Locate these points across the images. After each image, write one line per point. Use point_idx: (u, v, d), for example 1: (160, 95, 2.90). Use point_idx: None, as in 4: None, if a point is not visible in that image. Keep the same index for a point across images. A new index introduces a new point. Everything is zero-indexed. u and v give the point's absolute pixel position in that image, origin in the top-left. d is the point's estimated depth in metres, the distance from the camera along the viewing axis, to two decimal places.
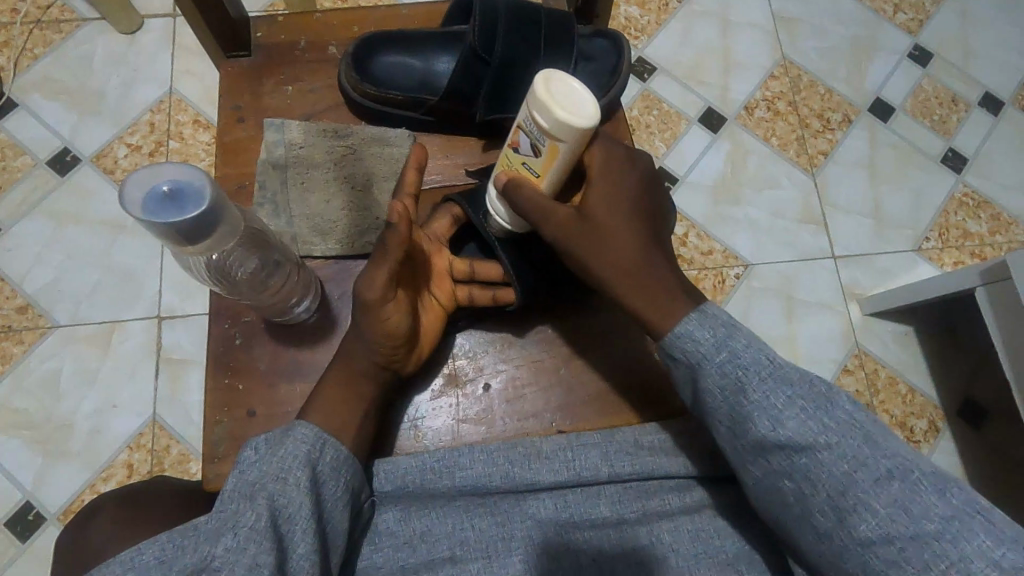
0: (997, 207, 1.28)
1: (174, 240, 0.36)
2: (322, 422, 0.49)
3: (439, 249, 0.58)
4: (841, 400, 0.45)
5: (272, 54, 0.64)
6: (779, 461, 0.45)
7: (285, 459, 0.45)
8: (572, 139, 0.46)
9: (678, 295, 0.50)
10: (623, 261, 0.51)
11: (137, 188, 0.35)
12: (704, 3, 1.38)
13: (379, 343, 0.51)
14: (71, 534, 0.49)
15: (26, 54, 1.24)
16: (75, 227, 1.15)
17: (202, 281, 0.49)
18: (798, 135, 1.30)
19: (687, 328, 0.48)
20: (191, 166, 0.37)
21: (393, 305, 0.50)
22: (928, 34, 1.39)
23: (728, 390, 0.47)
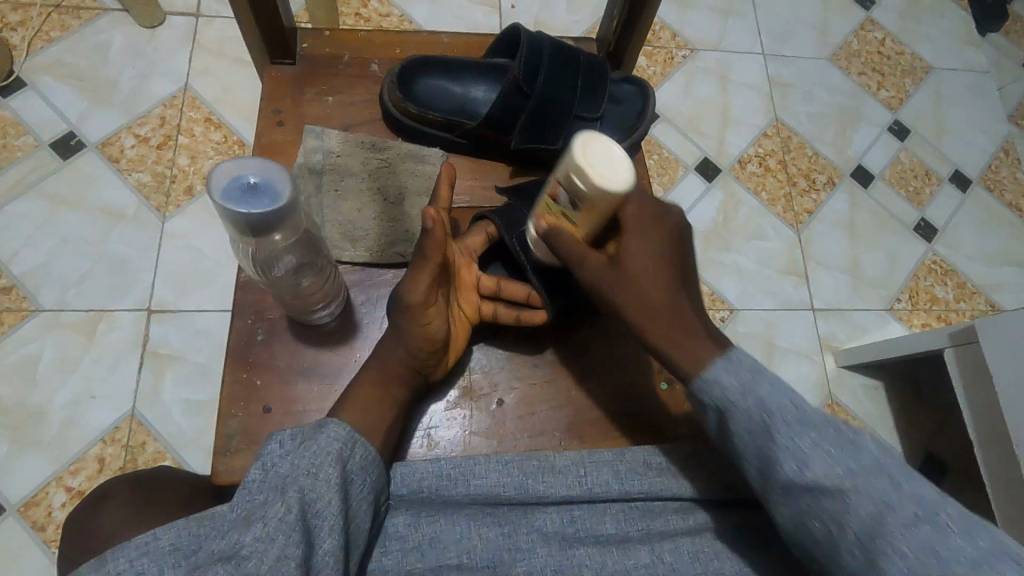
0: (962, 276, 1.37)
1: (244, 229, 0.38)
2: (353, 421, 0.51)
3: (470, 263, 0.61)
4: (865, 444, 0.47)
5: (316, 65, 0.67)
6: (806, 500, 0.46)
7: (317, 455, 0.46)
8: (609, 202, 0.50)
9: (705, 338, 0.53)
10: (652, 308, 0.53)
11: (223, 174, 0.37)
12: (707, 61, 1.46)
13: (417, 344, 0.53)
14: (76, 517, 0.48)
15: (41, 36, 1.23)
16: (72, 212, 1.14)
17: (244, 270, 0.49)
18: (786, 191, 1.38)
19: (715, 375, 0.51)
20: (277, 164, 0.39)
21: (433, 308, 0.53)
22: (906, 111, 1.51)
23: (754, 434, 0.49)
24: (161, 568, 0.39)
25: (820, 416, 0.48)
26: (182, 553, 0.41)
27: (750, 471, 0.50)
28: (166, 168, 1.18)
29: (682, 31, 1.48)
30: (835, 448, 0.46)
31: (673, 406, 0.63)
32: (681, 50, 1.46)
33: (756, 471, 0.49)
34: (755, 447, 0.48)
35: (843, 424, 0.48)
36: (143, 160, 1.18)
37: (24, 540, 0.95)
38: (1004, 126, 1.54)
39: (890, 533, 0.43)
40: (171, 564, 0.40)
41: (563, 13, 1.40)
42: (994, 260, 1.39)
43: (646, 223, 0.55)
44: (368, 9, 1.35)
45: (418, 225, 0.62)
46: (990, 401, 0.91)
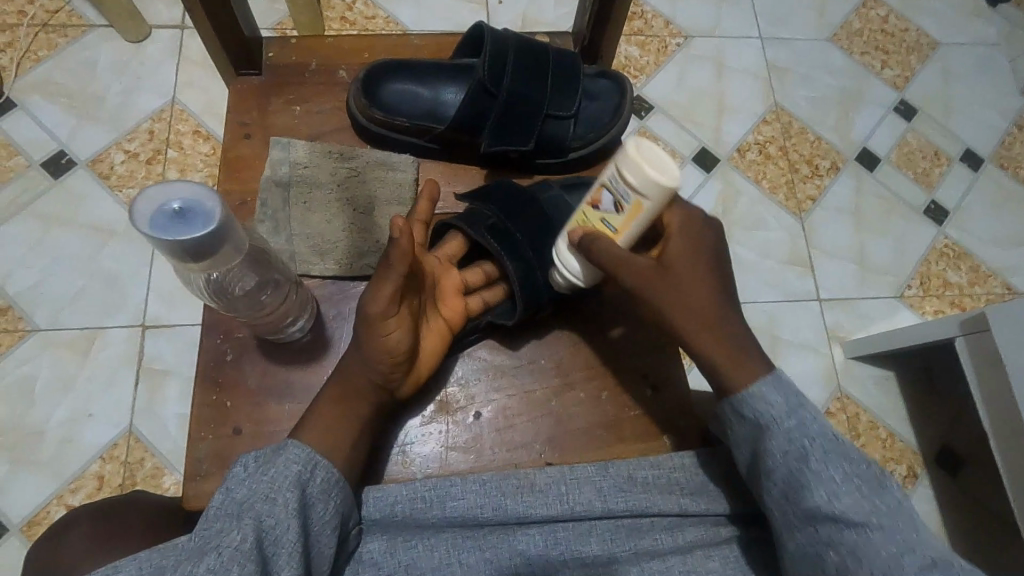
0: (976, 259, 1.32)
1: (176, 253, 0.36)
2: (315, 442, 0.49)
3: (447, 270, 0.59)
4: (893, 486, 0.47)
5: (282, 74, 0.66)
6: (791, 487, 0.48)
7: (275, 479, 0.45)
8: (657, 197, 0.50)
9: (752, 361, 0.52)
10: (700, 313, 0.53)
11: (150, 199, 0.35)
12: (702, 48, 1.42)
13: (380, 361, 0.51)
14: (46, 542, 0.47)
15: (29, 56, 1.24)
16: (64, 230, 1.14)
17: (200, 296, 0.48)
18: (788, 179, 1.34)
19: (763, 391, 0.51)
20: (209, 186, 0.37)
21: (396, 322, 0.50)
22: (912, 90, 1.45)
23: (790, 458, 0.49)
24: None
25: (859, 452, 0.48)
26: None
27: (772, 492, 0.49)
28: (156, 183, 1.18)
29: (675, 19, 1.44)
30: (868, 486, 0.47)
31: (658, 415, 0.61)
32: (675, 38, 1.42)
33: (779, 493, 0.49)
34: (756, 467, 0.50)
35: (879, 470, 0.48)
36: (133, 176, 1.18)
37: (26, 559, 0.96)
38: (1017, 100, 1.48)
39: (907, 575, 0.43)
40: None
41: (552, 6, 1.38)
42: (1010, 242, 1.34)
43: (688, 237, 0.55)
44: (353, 12, 1.33)
45: (388, 235, 0.60)
46: (1004, 393, 0.87)
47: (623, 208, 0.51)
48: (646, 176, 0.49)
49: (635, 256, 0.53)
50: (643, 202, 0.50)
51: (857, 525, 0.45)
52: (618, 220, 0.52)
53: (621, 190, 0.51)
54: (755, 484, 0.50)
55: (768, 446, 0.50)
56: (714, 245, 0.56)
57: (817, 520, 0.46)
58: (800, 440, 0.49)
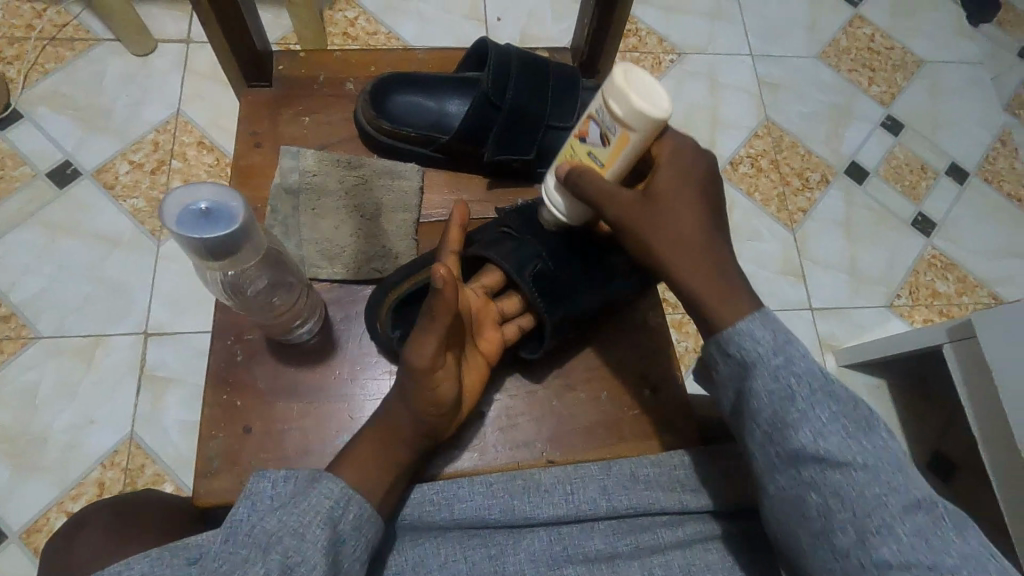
0: (964, 269, 1.35)
1: (190, 249, 0.38)
2: (354, 478, 0.49)
3: (486, 303, 0.60)
4: (879, 428, 0.48)
5: (292, 86, 0.68)
6: (812, 472, 0.47)
7: (306, 512, 0.45)
8: (642, 129, 0.50)
9: (735, 292, 0.53)
10: (682, 243, 0.55)
11: (178, 201, 0.37)
12: (694, 64, 1.47)
13: (429, 407, 0.51)
14: (59, 540, 0.48)
15: (37, 68, 1.26)
16: (69, 239, 1.15)
17: (216, 294, 0.50)
18: (779, 191, 1.37)
19: (747, 328, 0.51)
20: (241, 199, 0.39)
21: (445, 372, 0.51)
22: (899, 106, 1.50)
23: (778, 397, 0.49)
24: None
25: (846, 393, 0.49)
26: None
27: (755, 431, 0.50)
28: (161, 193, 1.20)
29: (669, 36, 1.49)
30: (856, 429, 0.48)
31: (655, 416, 0.62)
32: (669, 55, 1.47)
33: (764, 436, 0.49)
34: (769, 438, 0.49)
35: (863, 406, 0.49)
36: (138, 186, 1.19)
37: (26, 566, 0.96)
38: (1000, 116, 1.52)
39: (892, 517, 0.45)
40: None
41: (549, 23, 1.42)
42: (996, 253, 1.37)
43: (678, 174, 0.56)
44: (356, 28, 1.37)
45: (396, 241, 0.62)
46: (991, 398, 0.89)
47: (608, 141, 0.53)
48: (631, 106, 0.49)
49: (621, 190, 0.55)
50: (629, 134, 0.51)
51: (876, 512, 0.45)
52: (602, 154, 0.54)
53: (608, 121, 0.52)
54: (773, 467, 0.49)
55: (791, 430, 0.48)
56: (704, 178, 0.57)
57: (833, 503, 0.46)
58: (817, 418, 0.48)
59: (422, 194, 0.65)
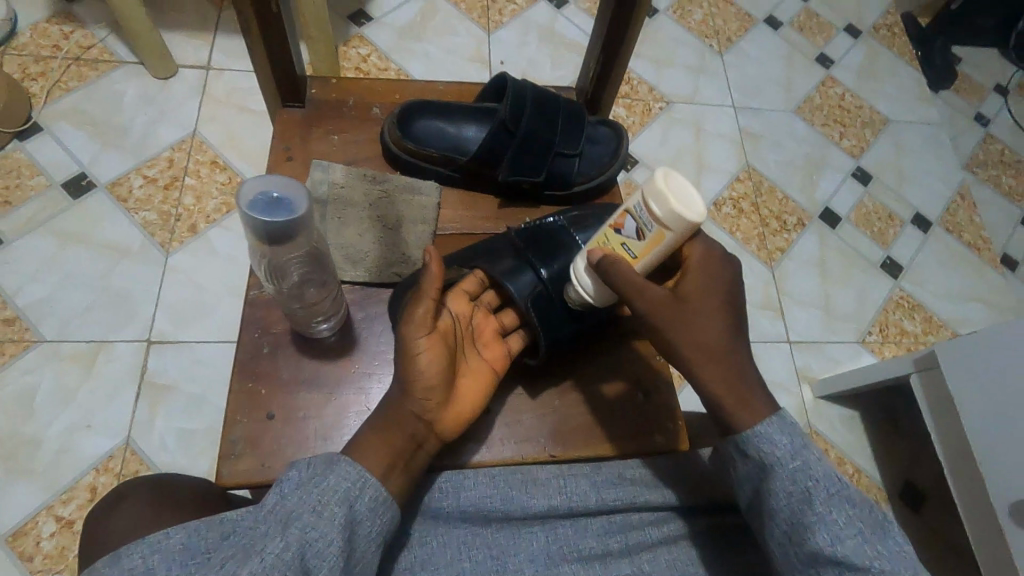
0: (929, 310, 1.44)
1: (250, 229, 0.43)
2: (371, 462, 0.50)
3: (485, 318, 0.65)
4: (896, 533, 0.49)
5: (322, 108, 0.75)
6: (829, 574, 0.47)
7: (323, 493, 0.46)
8: (678, 229, 0.55)
9: (756, 393, 0.56)
10: (708, 345, 0.57)
11: (254, 190, 0.43)
12: (681, 112, 1.58)
13: (416, 385, 0.54)
14: (95, 513, 0.51)
15: (60, 86, 1.32)
16: (78, 248, 1.18)
17: (259, 275, 0.55)
18: (759, 231, 1.46)
19: (765, 429, 0.54)
20: (307, 196, 0.44)
21: (425, 343, 0.55)
22: (868, 158, 1.62)
23: (794, 497, 0.50)
24: (168, 566, 0.43)
25: (862, 498, 0.50)
26: (188, 556, 0.44)
27: (775, 530, 0.51)
28: (173, 207, 1.24)
29: (658, 86, 1.61)
30: (870, 532, 0.48)
31: (647, 416, 0.66)
32: (658, 103, 1.58)
33: (783, 535, 0.50)
34: (789, 510, 0.50)
35: (879, 514, 0.50)
36: (150, 200, 1.24)
37: (10, 571, 0.95)
38: (958, 172, 1.66)
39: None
40: (177, 563, 0.43)
41: (549, 69, 1.53)
42: (958, 297, 1.47)
43: (707, 271, 0.60)
44: (368, 63, 1.46)
45: (415, 249, 0.68)
46: (955, 425, 0.95)
47: (645, 235, 0.57)
48: (670, 208, 0.54)
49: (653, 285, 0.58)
50: (665, 233, 0.56)
51: None
52: (637, 247, 0.58)
53: (646, 219, 0.57)
54: (791, 566, 0.50)
55: (809, 534, 0.49)
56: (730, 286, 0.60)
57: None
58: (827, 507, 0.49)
59: (439, 208, 0.71)
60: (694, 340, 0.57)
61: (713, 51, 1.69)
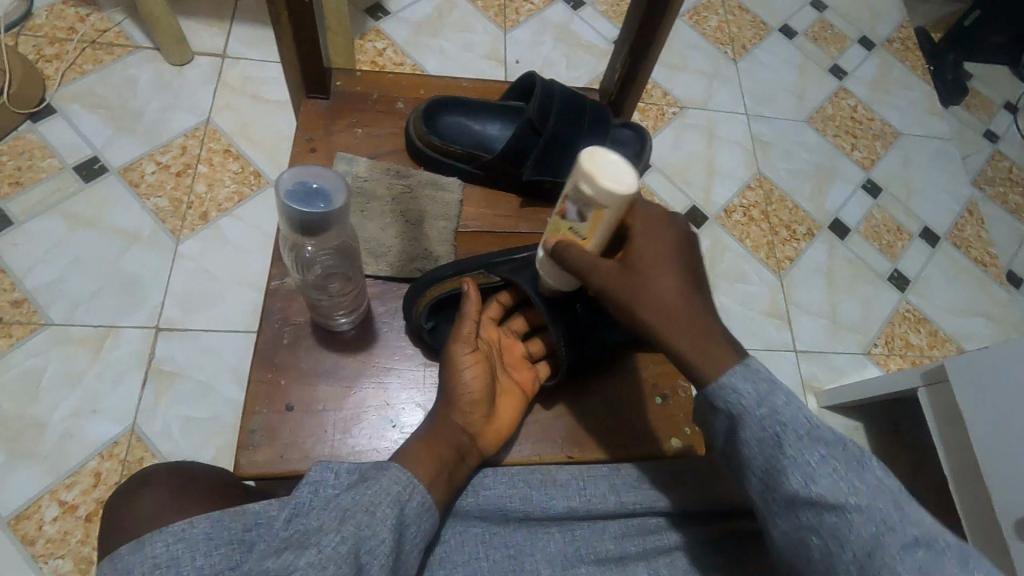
0: (934, 324, 1.45)
1: (285, 218, 0.43)
2: (408, 463, 0.51)
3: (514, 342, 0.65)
4: (872, 465, 0.46)
5: (347, 100, 0.74)
6: (807, 515, 0.46)
7: (377, 494, 0.47)
8: (612, 205, 0.51)
9: (724, 345, 0.51)
10: (667, 309, 0.52)
11: (296, 176, 0.44)
12: (694, 118, 1.58)
13: (462, 398, 0.56)
14: (116, 496, 0.51)
15: (74, 68, 1.31)
16: (89, 231, 1.18)
17: (286, 259, 0.56)
18: (769, 239, 1.47)
19: (731, 383, 0.49)
20: (345, 191, 0.44)
21: (470, 359, 0.57)
22: (878, 171, 1.63)
23: (764, 442, 0.47)
24: (194, 555, 0.44)
25: (833, 433, 0.47)
26: (214, 543, 0.45)
27: (753, 479, 0.49)
28: (184, 194, 1.24)
29: (672, 91, 1.61)
30: (844, 466, 0.45)
31: (664, 420, 0.65)
32: (671, 108, 1.58)
33: (761, 484, 0.48)
34: (762, 455, 0.48)
35: (851, 445, 0.47)
36: (162, 186, 1.23)
37: (12, 554, 0.94)
38: (967, 188, 1.66)
39: (889, 555, 0.42)
40: (204, 552, 0.44)
41: (564, 69, 1.52)
42: (964, 312, 1.48)
43: (656, 229, 0.55)
44: (383, 58, 1.45)
45: (436, 245, 0.67)
46: (963, 439, 0.96)
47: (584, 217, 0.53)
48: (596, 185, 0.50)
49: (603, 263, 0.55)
50: (602, 211, 0.52)
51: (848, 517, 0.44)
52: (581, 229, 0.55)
53: (582, 203, 0.53)
54: (772, 514, 0.48)
55: (784, 479, 0.47)
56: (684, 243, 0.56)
57: (808, 513, 0.45)
58: (790, 435, 0.47)
59: (461, 205, 0.71)
60: (651, 307, 0.53)
61: (727, 57, 1.69)
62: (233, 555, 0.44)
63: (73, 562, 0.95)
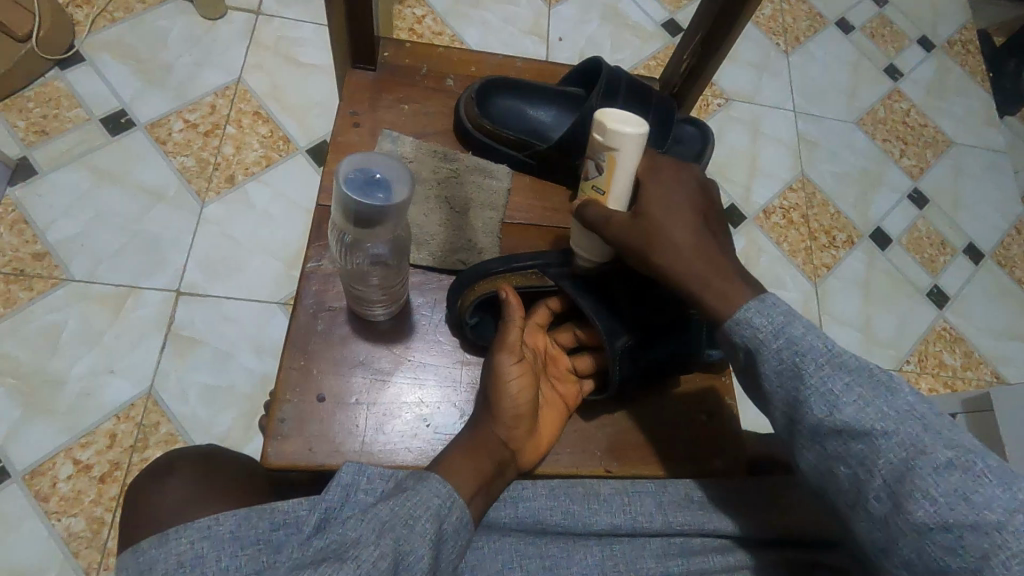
0: (970, 345, 1.40)
1: (342, 206, 0.42)
2: (448, 474, 0.48)
3: (560, 353, 0.61)
4: (903, 390, 0.44)
5: (395, 73, 0.70)
6: (834, 444, 0.44)
7: (416, 506, 0.44)
8: (628, 149, 0.52)
9: (737, 283, 0.51)
10: (686, 249, 0.53)
11: (359, 163, 0.42)
12: (740, 111, 1.52)
13: (505, 412, 0.53)
14: (139, 483, 0.48)
15: (105, 15, 1.27)
16: (113, 187, 1.15)
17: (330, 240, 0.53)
18: (807, 245, 1.41)
19: (744, 315, 0.49)
20: (407, 183, 0.43)
21: (517, 370, 0.53)
22: (926, 181, 1.56)
23: (784, 376, 0.47)
24: (219, 556, 0.41)
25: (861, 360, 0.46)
26: (240, 543, 0.42)
27: (777, 413, 0.48)
28: (211, 155, 1.20)
29: (719, 81, 1.54)
30: (872, 393, 0.44)
31: (709, 439, 0.61)
32: (716, 99, 1.52)
33: (784, 417, 0.47)
34: (787, 387, 0.47)
35: (881, 371, 0.45)
36: (190, 145, 1.20)
37: (26, 509, 0.94)
38: (1018, 205, 1.59)
39: (919, 477, 0.41)
40: (228, 553, 0.42)
41: (609, 51, 1.45)
42: (1002, 334, 1.43)
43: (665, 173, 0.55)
44: (422, 25, 1.39)
45: (481, 236, 0.64)
46: None
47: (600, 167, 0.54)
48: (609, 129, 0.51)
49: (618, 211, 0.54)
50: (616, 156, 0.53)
51: (865, 437, 0.43)
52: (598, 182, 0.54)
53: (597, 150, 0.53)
54: (800, 446, 0.46)
55: (807, 408, 0.45)
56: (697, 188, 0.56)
57: (825, 437, 0.45)
58: (792, 355, 0.47)
59: (508, 194, 0.67)
60: (668, 246, 0.52)
61: (779, 49, 1.61)
62: (259, 556, 0.42)
63: (86, 521, 0.94)
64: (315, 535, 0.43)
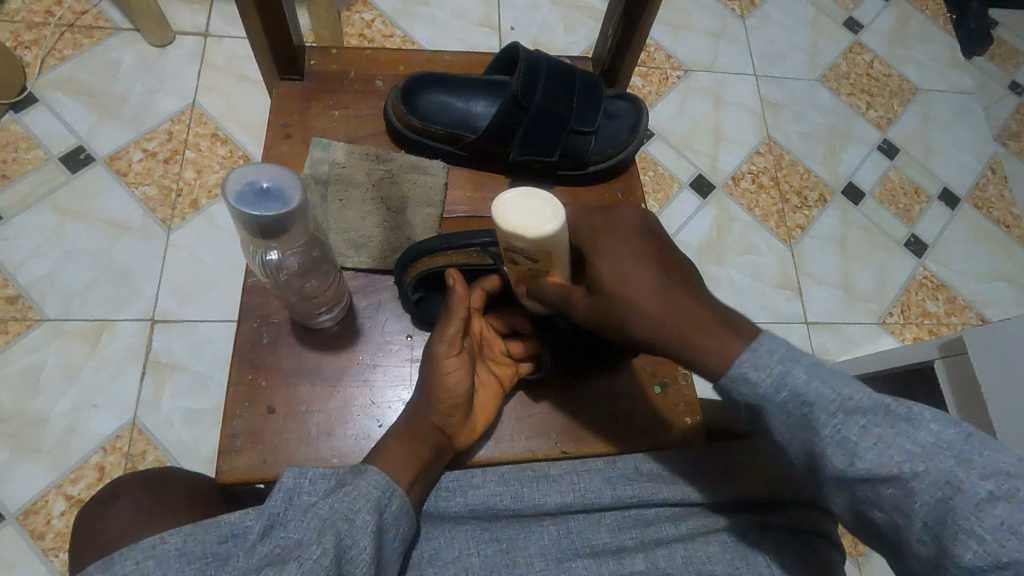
0: (953, 291, 1.39)
1: (240, 219, 0.43)
2: (389, 467, 0.49)
3: (495, 338, 0.62)
4: (923, 421, 0.42)
5: (323, 81, 0.70)
6: (863, 491, 0.42)
7: (356, 500, 0.46)
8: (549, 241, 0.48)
9: (724, 329, 0.45)
10: (668, 314, 0.47)
11: (242, 177, 0.43)
12: (700, 81, 1.51)
13: (442, 399, 0.53)
14: (88, 513, 0.49)
15: (54, 54, 1.27)
16: (79, 223, 1.16)
17: (251, 264, 0.52)
18: (779, 208, 1.41)
19: (741, 371, 0.44)
20: (301, 187, 0.44)
21: (453, 359, 0.54)
22: (895, 131, 1.55)
23: (796, 431, 0.44)
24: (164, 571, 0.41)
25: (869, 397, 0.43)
26: (186, 559, 0.42)
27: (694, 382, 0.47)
28: (173, 182, 1.21)
29: (676, 53, 1.53)
30: (892, 433, 0.42)
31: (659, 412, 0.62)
32: (676, 71, 1.51)
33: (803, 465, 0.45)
34: (797, 435, 0.44)
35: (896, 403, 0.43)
36: (150, 174, 1.20)
37: (21, 548, 0.96)
38: (991, 145, 1.57)
39: (960, 517, 0.40)
40: (174, 569, 0.42)
41: (561, 34, 1.45)
42: (983, 276, 1.42)
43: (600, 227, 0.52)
44: (372, 30, 1.39)
45: (419, 232, 0.64)
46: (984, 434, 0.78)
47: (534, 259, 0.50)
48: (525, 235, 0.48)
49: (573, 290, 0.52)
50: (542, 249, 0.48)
51: (891, 481, 0.41)
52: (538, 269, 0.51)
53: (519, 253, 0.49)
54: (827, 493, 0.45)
55: (825, 460, 0.43)
56: (643, 227, 0.53)
57: (849, 485, 0.43)
58: (798, 408, 0.43)
59: (446, 189, 0.67)
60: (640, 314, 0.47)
61: (734, 14, 1.60)
62: (205, 568, 0.42)
63: None
64: (259, 543, 0.43)
